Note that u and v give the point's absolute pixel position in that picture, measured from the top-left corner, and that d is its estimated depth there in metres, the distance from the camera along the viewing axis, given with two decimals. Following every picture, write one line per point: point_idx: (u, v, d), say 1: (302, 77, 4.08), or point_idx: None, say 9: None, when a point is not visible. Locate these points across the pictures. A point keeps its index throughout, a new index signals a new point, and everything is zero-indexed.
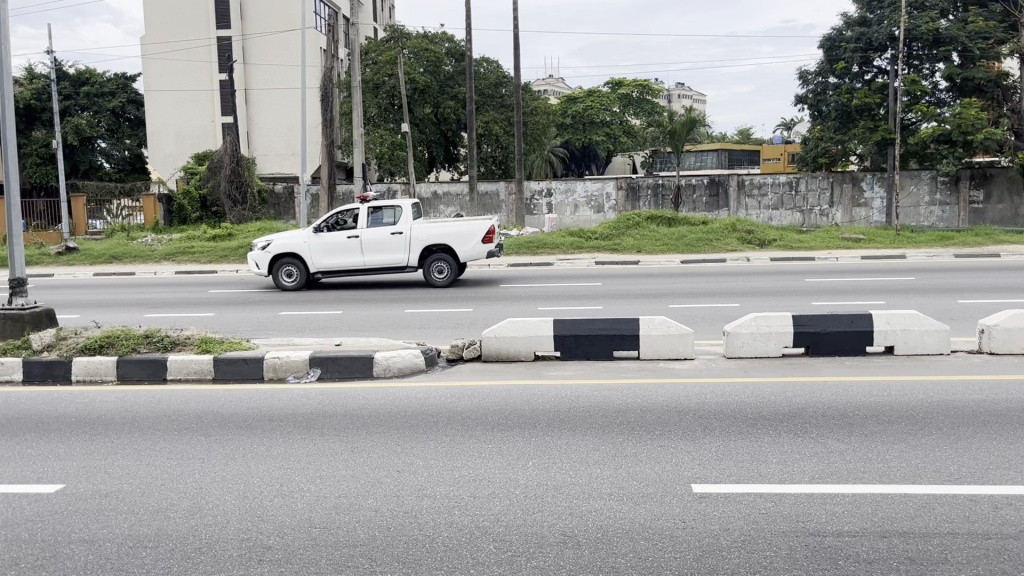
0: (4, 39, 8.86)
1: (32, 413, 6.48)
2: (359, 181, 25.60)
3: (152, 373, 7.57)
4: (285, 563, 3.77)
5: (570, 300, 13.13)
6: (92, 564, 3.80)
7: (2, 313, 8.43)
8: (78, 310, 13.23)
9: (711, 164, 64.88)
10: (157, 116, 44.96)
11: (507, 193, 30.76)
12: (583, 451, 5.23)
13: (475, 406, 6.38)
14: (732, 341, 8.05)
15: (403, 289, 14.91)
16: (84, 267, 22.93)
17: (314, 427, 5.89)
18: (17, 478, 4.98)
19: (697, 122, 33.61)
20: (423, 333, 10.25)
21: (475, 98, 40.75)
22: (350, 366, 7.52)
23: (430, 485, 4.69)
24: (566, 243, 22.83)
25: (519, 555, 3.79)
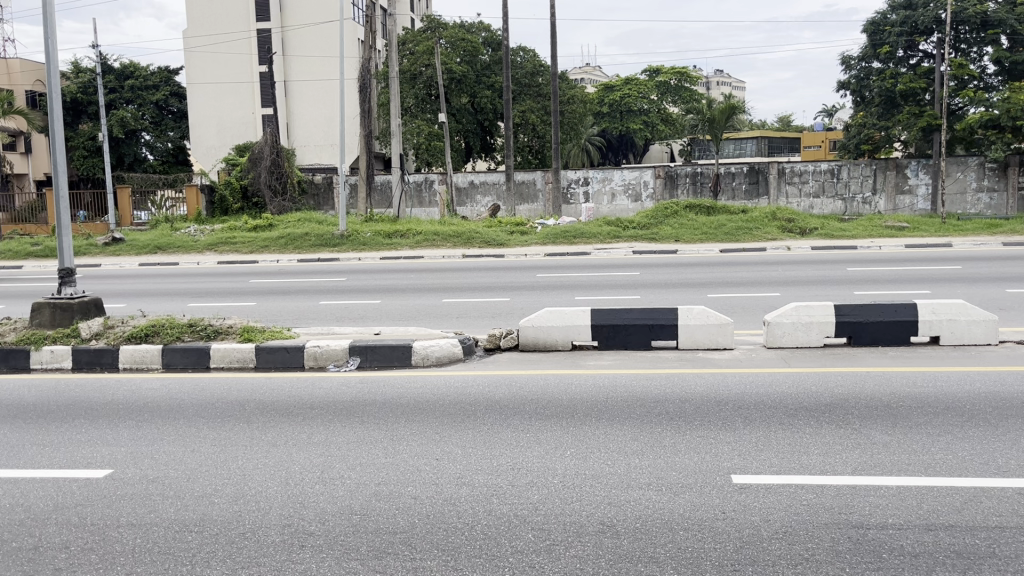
0: (51, 35, 9.04)
1: (81, 400, 6.64)
2: (397, 172, 25.76)
3: (196, 361, 7.71)
4: (327, 549, 3.82)
5: (607, 289, 13.08)
6: (140, 548, 3.89)
7: (52, 301, 8.62)
8: (124, 300, 13.51)
9: (750, 152, 64.02)
10: (199, 108, 45.65)
11: (544, 182, 30.65)
12: (622, 440, 5.22)
13: (513, 395, 6.40)
14: (773, 331, 7.95)
15: (441, 279, 14.99)
16: (130, 257, 23.46)
17: (354, 415, 5.96)
18: (69, 462, 5.12)
19: (737, 109, 33.22)
20: (461, 322, 10.31)
21: (513, 87, 40.76)
22: (389, 355, 7.58)
23: (468, 473, 4.72)
24: (603, 232, 22.77)
25: (556, 544, 3.80)
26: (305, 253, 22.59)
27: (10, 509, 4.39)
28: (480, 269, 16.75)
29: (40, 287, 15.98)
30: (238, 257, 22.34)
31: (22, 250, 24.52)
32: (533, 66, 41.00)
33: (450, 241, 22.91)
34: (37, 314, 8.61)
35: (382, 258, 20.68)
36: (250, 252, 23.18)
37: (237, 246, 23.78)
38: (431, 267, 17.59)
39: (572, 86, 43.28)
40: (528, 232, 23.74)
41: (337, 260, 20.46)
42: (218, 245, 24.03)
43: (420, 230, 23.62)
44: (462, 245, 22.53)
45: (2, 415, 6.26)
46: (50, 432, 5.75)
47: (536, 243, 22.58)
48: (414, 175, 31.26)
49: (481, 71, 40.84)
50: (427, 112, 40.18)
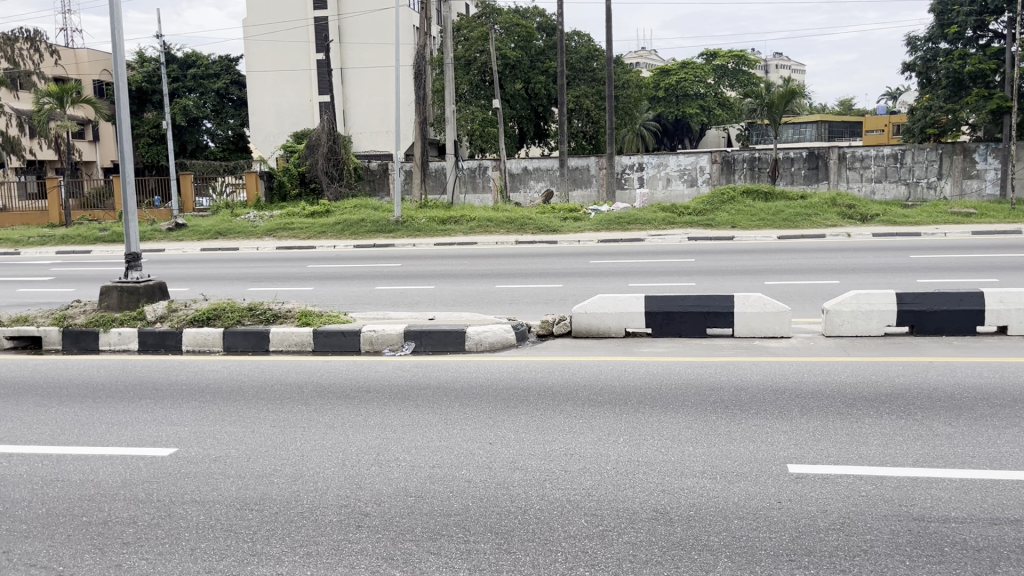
0: (117, 27, 9.28)
1: (147, 380, 6.86)
2: (451, 158, 25.85)
3: (256, 344, 7.90)
4: (383, 529, 3.89)
5: (661, 276, 12.97)
6: (203, 525, 4.01)
7: (119, 285, 8.90)
8: (188, 283, 13.88)
9: (810, 136, 62.68)
10: (259, 97, 46.44)
11: (598, 168, 30.49)
12: (675, 428, 5.18)
13: (565, 381, 6.40)
14: (831, 320, 7.81)
15: (494, 266, 15.04)
16: (193, 242, 24.06)
17: (409, 399, 6.04)
18: (136, 441, 5.29)
19: (797, 93, 32.48)
20: (514, 308, 10.34)
21: (568, 73, 40.53)
22: (443, 340, 7.65)
23: (521, 458, 4.75)
24: (657, 219, 22.58)
25: (610, 530, 3.80)
26: (362, 239, 22.88)
27: (82, 484, 4.58)
28: (535, 255, 16.79)
29: (107, 270, 16.52)
30: (296, 243, 22.73)
31: (91, 235, 25.31)
32: (588, 51, 40.71)
33: (504, 227, 22.98)
34: (105, 297, 8.90)
35: (436, 244, 20.83)
36: (307, 238, 23.57)
37: (295, 232, 24.20)
38: (484, 254, 17.64)
39: (627, 70, 42.82)
40: (582, 218, 23.66)
41: (392, 246, 20.68)
42: (277, 230, 24.49)
43: (474, 216, 23.74)
44: (516, 231, 22.59)
45: (74, 393, 6.50)
46: (119, 411, 5.95)
47: (589, 229, 22.48)
48: (468, 162, 31.34)
49: (535, 57, 40.70)
50: (481, 98, 40.21)
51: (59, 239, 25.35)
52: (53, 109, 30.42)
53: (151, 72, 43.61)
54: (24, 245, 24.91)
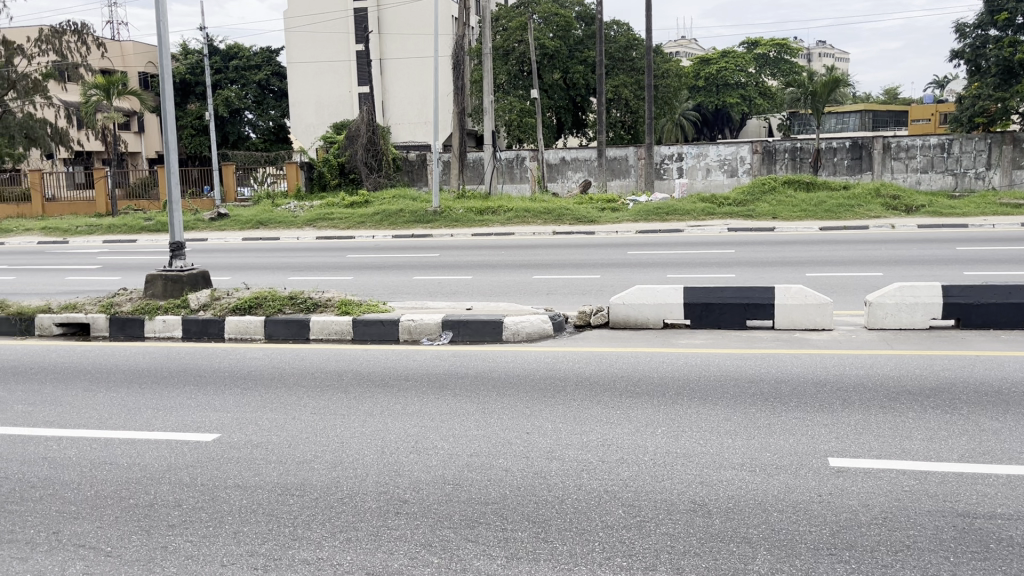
0: (162, 20, 9.42)
1: (190, 367, 7.00)
2: (489, 149, 25.83)
3: (296, 333, 8.01)
4: (421, 516, 3.93)
5: (701, 267, 12.86)
6: (246, 509, 4.08)
7: (164, 274, 9.06)
8: (229, 273, 14.08)
9: (853, 126, 61.56)
10: (299, 88, 46.87)
11: (637, 158, 30.31)
12: (714, 420, 5.15)
13: (603, 371, 6.39)
14: (874, 313, 7.68)
15: (531, 256, 15.03)
16: (234, 232, 24.40)
17: (447, 387, 6.08)
18: (180, 426, 5.40)
19: (841, 82, 31.92)
20: (552, 299, 10.33)
21: (607, 62, 40.27)
22: (481, 329, 7.69)
23: (558, 448, 4.76)
24: (697, 209, 22.36)
25: (647, 521, 3.80)
26: (400, 229, 23.02)
27: (128, 467, 4.68)
28: (573, 246, 16.74)
29: (152, 259, 16.84)
30: (335, 233, 22.93)
31: (136, 225, 25.81)
32: (627, 40, 40.38)
33: (541, 218, 22.96)
34: (150, 286, 9.08)
35: (474, 234, 20.84)
36: (346, 228, 23.76)
37: (335, 222, 24.42)
38: (521, 244, 17.64)
39: (666, 59, 42.42)
40: (620, 209, 23.52)
41: (430, 237, 20.76)
42: (317, 221, 24.73)
43: (511, 206, 23.74)
44: (553, 222, 22.55)
45: (120, 379, 6.65)
46: (164, 397, 6.08)
47: (627, 220, 22.35)
48: (505, 152, 31.25)
49: (573, 46, 40.46)
50: (519, 88, 40.16)
51: (106, 228, 25.89)
52: (99, 101, 30.98)
53: (195, 64, 44.34)
54: (72, 233, 25.50)
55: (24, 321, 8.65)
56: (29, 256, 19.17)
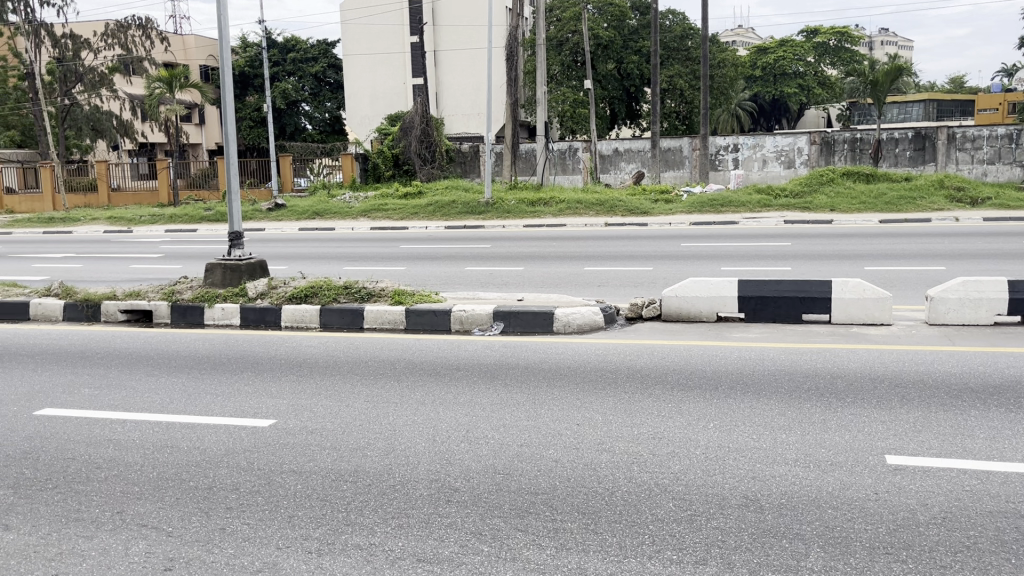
0: (222, 16, 9.62)
1: (247, 354, 7.16)
2: (541, 140, 25.77)
3: (351, 322, 8.13)
4: (471, 504, 3.97)
5: (756, 259, 12.66)
6: (300, 494, 4.17)
7: (223, 262, 9.27)
8: (286, 262, 14.33)
9: (916, 116, 59.84)
10: (355, 80, 47.41)
11: (691, 149, 30.00)
12: (767, 415, 5.09)
13: (654, 364, 6.36)
14: (936, 307, 7.48)
15: (584, 248, 14.98)
16: (291, 222, 24.79)
17: (498, 377, 6.13)
18: (238, 411, 5.53)
19: (903, 70, 31.01)
20: (603, 290, 10.29)
21: (661, 52, 39.86)
22: (532, 320, 7.71)
23: (608, 441, 4.73)
24: (753, 201, 22.01)
25: (698, 515, 3.78)
26: (452, 220, 23.15)
27: (188, 451, 4.82)
28: (626, 237, 16.63)
29: (212, 248, 17.23)
30: (389, 224, 23.16)
31: (196, 215, 26.41)
32: (682, 29, 39.92)
33: (593, 209, 22.87)
34: (210, 274, 9.28)
35: (526, 226, 20.84)
36: (400, 219, 23.96)
37: (388, 213, 24.67)
38: (573, 236, 17.59)
39: (723, 49, 41.78)
40: (673, 200, 23.31)
41: (483, 228, 20.83)
42: (371, 212, 25.00)
43: (563, 198, 23.72)
44: (605, 214, 22.43)
45: (181, 365, 6.84)
46: (223, 383, 6.24)
47: (681, 212, 22.10)
48: (558, 143, 31.10)
49: (628, 36, 40.13)
50: (573, 78, 39.98)
51: (168, 218, 26.58)
52: (163, 93, 31.62)
53: (253, 57, 45.39)
54: (136, 223, 26.26)
55: (90, 306, 8.92)
56: (95, 244, 19.80)
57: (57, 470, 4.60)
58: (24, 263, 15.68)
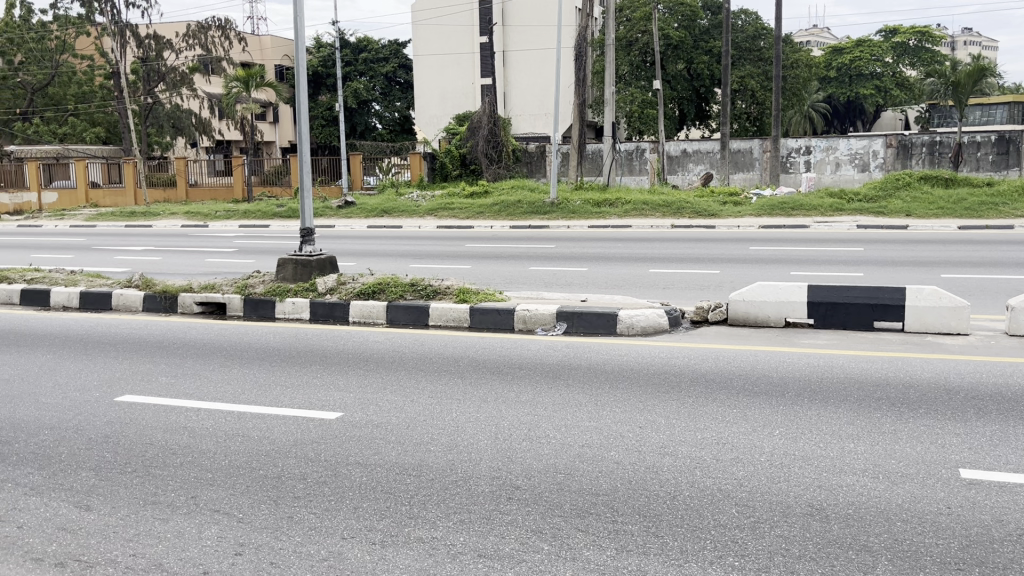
0: (299, 19, 9.85)
1: (316, 347, 7.34)
2: (608, 141, 25.67)
3: (416, 319, 8.25)
4: (532, 503, 3.99)
5: (827, 264, 12.37)
6: (365, 486, 4.26)
7: (294, 258, 9.50)
8: (355, 259, 14.59)
9: (1000, 118, 57.64)
10: (424, 80, 47.91)
11: (762, 150, 29.52)
12: (835, 423, 4.98)
13: (719, 369, 6.29)
14: (1017, 318, 7.21)
15: (650, 250, 14.85)
16: (360, 220, 25.28)
17: (561, 377, 6.15)
18: (306, 403, 5.67)
19: (987, 71, 29.87)
20: (668, 293, 10.21)
21: (732, 52, 39.28)
22: (596, 322, 7.71)
23: (672, 444, 4.71)
24: (824, 205, 21.52)
25: (762, 522, 3.73)
26: (517, 219, 23.28)
27: (259, 440, 4.96)
28: (693, 240, 16.44)
29: (284, 243, 17.65)
30: (455, 222, 23.43)
31: (269, 212, 27.08)
32: (755, 29, 39.28)
33: (659, 211, 22.68)
34: (282, 269, 9.53)
35: (592, 226, 20.81)
36: (466, 218, 24.18)
37: (454, 212, 24.91)
38: (642, 237, 17.38)
39: (797, 49, 40.87)
40: (742, 203, 22.95)
41: (548, 228, 20.84)
42: (438, 211, 25.28)
43: (629, 199, 23.59)
44: (672, 215, 22.21)
45: (254, 357, 7.05)
46: (291, 375, 6.41)
47: (750, 214, 21.75)
48: (625, 143, 30.96)
49: (698, 36, 39.64)
50: (642, 79, 39.73)
51: (242, 213, 27.30)
52: (239, 93, 32.44)
53: (327, 57, 46.33)
54: (212, 218, 27.05)
55: (168, 298, 9.24)
56: (175, 238, 20.50)
57: (136, 454, 4.80)
58: (107, 254, 16.30)
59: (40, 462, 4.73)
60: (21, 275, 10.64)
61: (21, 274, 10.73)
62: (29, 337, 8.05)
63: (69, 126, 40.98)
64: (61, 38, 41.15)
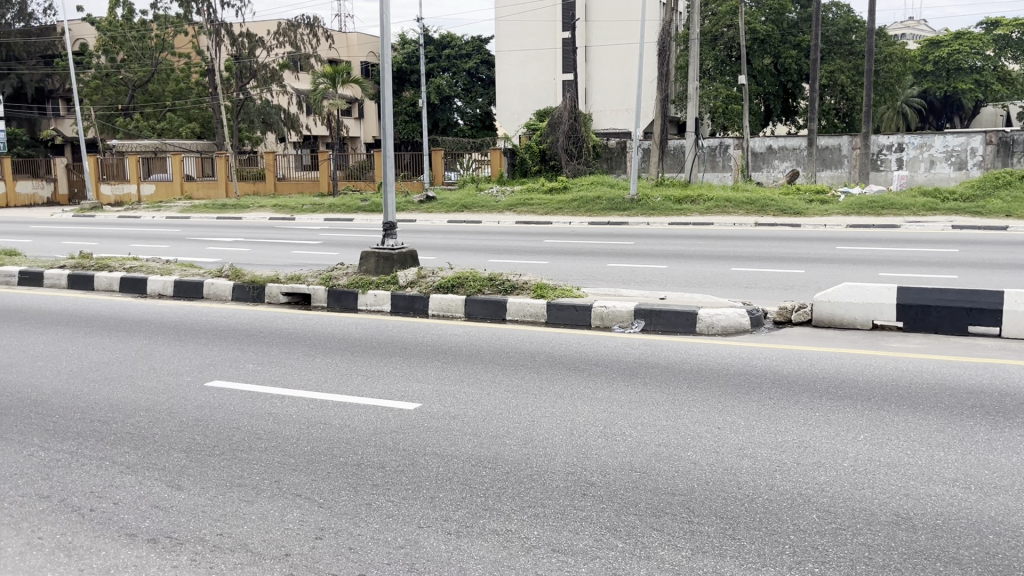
0: (385, 16, 10.03)
1: (397, 339, 7.49)
2: (691, 137, 25.27)
3: (494, 313, 8.31)
4: (607, 500, 3.99)
5: (919, 266, 11.91)
6: (442, 476, 4.32)
7: (377, 251, 9.70)
8: (435, 253, 14.77)
9: None
10: (506, 76, 48.07)
11: (851, 147, 28.64)
12: (924, 430, 4.81)
13: (801, 371, 6.14)
14: None
15: (734, 248, 14.59)
16: (440, 214, 25.56)
17: (637, 375, 6.10)
18: (386, 394, 5.79)
19: None
20: (750, 293, 10.02)
21: (822, 46, 38.22)
22: (674, 320, 7.61)
23: (752, 445, 4.63)
24: (917, 204, 20.74)
25: (844, 529, 3.63)
26: (596, 216, 23.12)
27: (340, 428, 5.09)
28: (779, 238, 16.09)
29: (367, 237, 17.99)
30: (533, 218, 23.50)
31: (353, 206, 27.65)
32: (847, 22, 38.12)
33: (742, 208, 22.23)
34: (365, 262, 9.75)
35: (672, 223, 20.60)
36: (545, 214, 24.21)
37: (533, 207, 24.96)
38: (724, 235, 17.04)
39: (891, 43, 39.40)
40: (829, 201, 22.30)
41: (626, 225, 20.71)
42: (517, 206, 25.38)
43: (711, 195, 23.13)
44: (755, 213, 21.82)
45: (337, 347, 7.24)
46: (371, 365, 6.55)
47: (837, 213, 21.10)
48: (708, 140, 30.47)
49: (787, 30, 38.70)
50: (726, 74, 38.98)
51: (328, 207, 27.98)
52: (327, 89, 33.21)
53: (411, 54, 47.03)
54: (299, 211, 27.78)
55: (256, 288, 9.54)
56: (262, 230, 21.09)
57: (223, 438, 4.98)
58: (200, 245, 16.92)
59: (135, 442, 4.96)
60: (121, 263, 11.16)
61: (120, 262, 11.27)
62: (126, 322, 8.46)
63: (166, 121, 42.40)
64: (160, 37, 43.02)
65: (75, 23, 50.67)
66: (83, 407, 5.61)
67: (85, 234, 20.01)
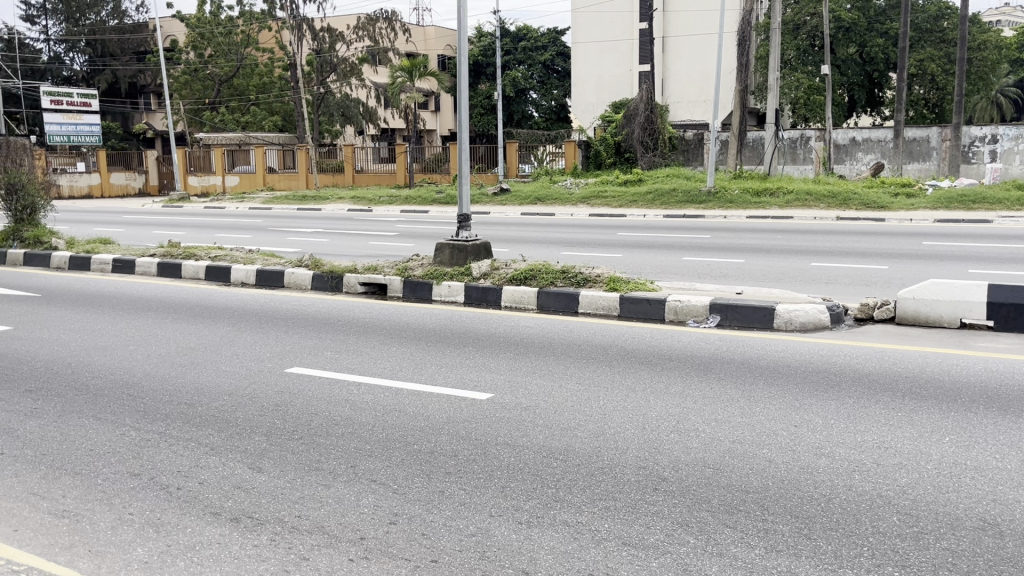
0: (462, 11, 10.10)
1: (470, 330, 7.56)
2: (770, 128, 24.65)
3: (568, 305, 8.32)
4: (679, 495, 3.96)
5: (1012, 263, 11.41)
6: (513, 466, 4.36)
7: (451, 243, 9.80)
8: (509, 245, 14.84)
9: None
10: (582, 68, 47.82)
11: (940, 139, 27.59)
12: (1014, 434, 4.61)
13: (883, 369, 5.96)
14: None
15: (814, 242, 14.23)
16: (514, 206, 25.67)
17: (711, 371, 6.02)
18: (459, 383, 5.87)
19: None
20: (830, 288, 9.77)
21: (912, 34, 36.83)
22: (751, 315, 7.47)
23: (829, 444, 4.53)
24: (1012, 198, 19.84)
25: (926, 533, 3.52)
26: (671, 208, 22.87)
27: (414, 416, 5.18)
28: (864, 232, 15.67)
29: (443, 228, 18.24)
30: (608, 210, 23.38)
31: (428, 197, 27.96)
32: (939, 8, 36.65)
33: (824, 202, 21.66)
34: (439, 253, 9.87)
35: (750, 216, 20.30)
36: (619, 206, 24.09)
37: (608, 199, 24.85)
38: (802, 229, 16.66)
39: (985, 29, 37.74)
40: (916, 195, 21.50)
41: (703, 217, 20.50)
42: (590, 199, 25.26)
43: (791, 188, 22.65)
44: (837, 207, 21.20)
45: (411, 335, 7.37)
46: (446, 355, 6.64)
47: (925, 207, 20.33)
48: (789, 131, 29.56)
49: (874, 17, 37.45)
50: (809, 64, 37.97)
51: (403, 199, 28.36)
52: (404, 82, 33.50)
53: (487, 46, 47.29)
54: (376, 202, 28.31)
55: (334, 278, 9.77)
56: (340, 220, 21.58)
57: (302, 423, 5.13)
58: (281, 236, 17.36)
59: (218, 424, 5.14)
60: (207, 252, 11.59)
61: (206, 251, 11.68)
62: (211, 309, 8.78)
63: (251, 114, 43.96)
64: (245, 32, 44.19)
65: (166, 21, 52.61)
66: (172, 390, 5.85)
67: (174, 224, 20.82)
